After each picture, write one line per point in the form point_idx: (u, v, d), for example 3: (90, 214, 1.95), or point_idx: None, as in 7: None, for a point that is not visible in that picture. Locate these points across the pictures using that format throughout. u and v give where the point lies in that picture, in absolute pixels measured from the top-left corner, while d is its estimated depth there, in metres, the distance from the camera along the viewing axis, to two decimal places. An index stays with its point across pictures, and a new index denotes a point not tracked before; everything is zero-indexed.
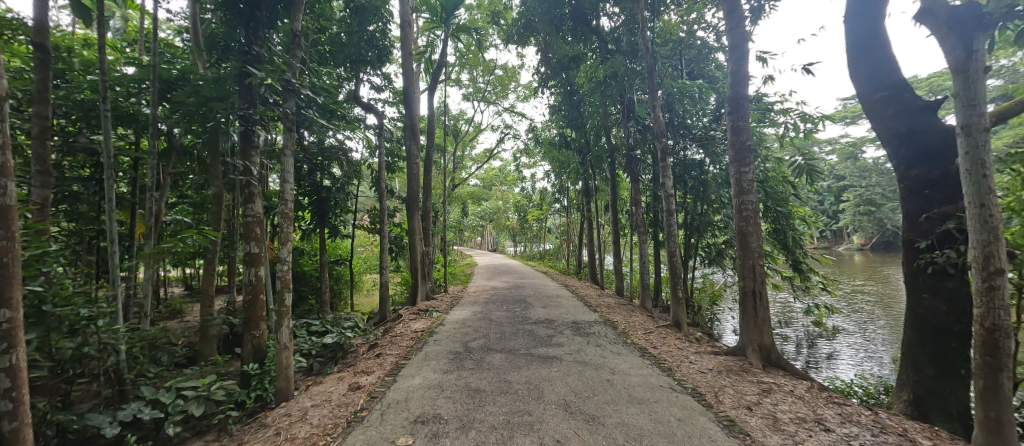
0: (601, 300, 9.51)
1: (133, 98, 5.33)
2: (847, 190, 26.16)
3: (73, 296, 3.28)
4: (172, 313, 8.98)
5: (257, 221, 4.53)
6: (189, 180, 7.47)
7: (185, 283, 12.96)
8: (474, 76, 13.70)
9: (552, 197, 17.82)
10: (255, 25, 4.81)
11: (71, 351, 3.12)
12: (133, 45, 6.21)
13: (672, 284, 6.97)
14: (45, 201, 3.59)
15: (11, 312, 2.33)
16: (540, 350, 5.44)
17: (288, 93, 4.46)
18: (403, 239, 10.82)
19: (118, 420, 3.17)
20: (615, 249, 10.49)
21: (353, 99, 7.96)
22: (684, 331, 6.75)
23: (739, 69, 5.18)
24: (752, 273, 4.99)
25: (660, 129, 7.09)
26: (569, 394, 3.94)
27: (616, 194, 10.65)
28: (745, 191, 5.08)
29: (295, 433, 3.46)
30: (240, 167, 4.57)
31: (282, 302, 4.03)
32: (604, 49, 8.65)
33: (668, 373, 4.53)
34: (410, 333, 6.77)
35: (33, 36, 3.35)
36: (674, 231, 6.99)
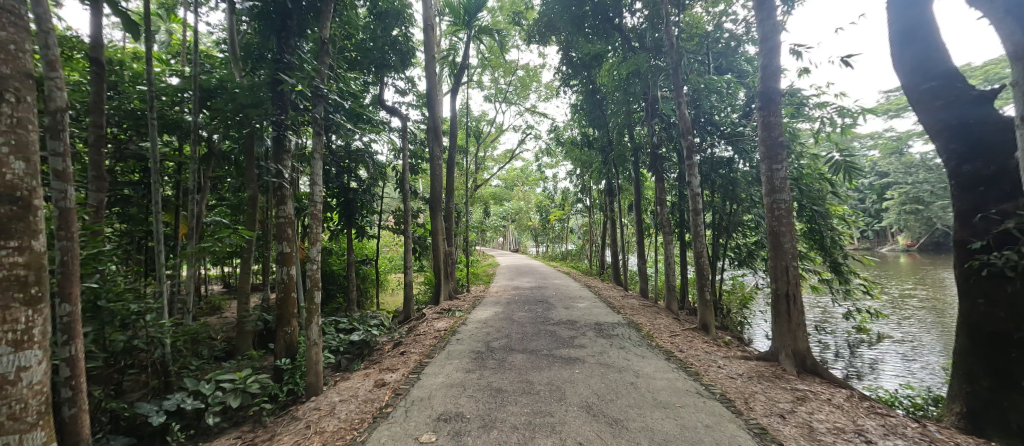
0: (625, 301, 9.35)
1: (177, 107, 5.66)
2: (891, 187, 24.62)
3: (125, 292, 3.48)
4: (211, 309, 9.46)
5: (287, 222, 4.71)
6: (226, 183, 7.86)
7: (223, 281, 13.65)
8: (496, 77, 13.79)
9: (575, 197, 17.69)
10: (287, 34, 5.04)
11: (124, 343, 3.35)
12: (176, 56, 6.60)
13: (699, 285, 6.77)
14: (100, 204, 3.82)
15: (71, 306, 2.49)
16: (562, 351, 5.40)
17: (317, 99, 4.60)
18: (426, 239, 11.00)
19: (161, 410, 3.35)
20: (639, 250, 10.28)
21: (378, 103, 8.15)
22: (712, 335, 6.54)
23: (770, 62, 4.96)
24: (786, 276, 4.77)
25: (686, 126, 6.91)
26: (592, 396, 3.89)
27: (640, 194, 10.44)
28: (777, 190, 4.87)
29: (324, 427, 3.55)
30: (273, 170, 4.76)
31: (312, 300, 4.15)
32: (627, 47, 8.52)
33: (694, 377, 4.40)
34: (433, 332, 6.86)
35: (89, 52, 3.62)
36: (701, 231, 6.79)
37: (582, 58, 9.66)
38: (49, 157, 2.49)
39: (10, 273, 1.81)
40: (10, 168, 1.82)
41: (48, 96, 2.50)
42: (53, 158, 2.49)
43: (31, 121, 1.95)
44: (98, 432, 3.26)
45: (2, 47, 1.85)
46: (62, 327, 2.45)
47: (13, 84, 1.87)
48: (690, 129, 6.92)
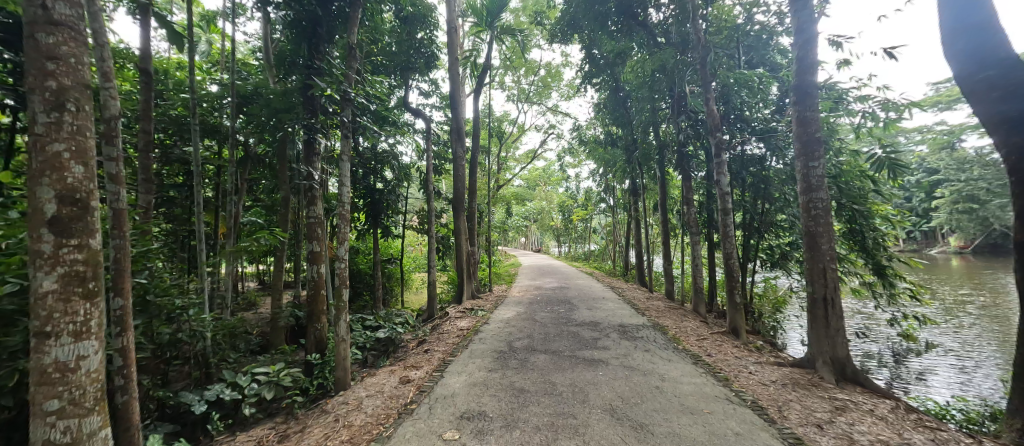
0: (649, 303, 9.17)
1: (216, 113, 5.97)
2: (941, 186, 23.01)
3: (170, 287, 3.70)
4: (247, 305, 9.92)
5: (317, 223, 4.87)
6: (261, 185, 8.24)
7: (258, 279, 14.30)
8: (519, 78, 13.83)
9: (597, 197, 17.49)
10: (317, 40, 5.23)
11: (169, 336, 3.56)
12: (215, 65, 6.97)
13: (729, 288, 6.56)
14: (149, 205, 4.07)
15: (123, 301, 2.66)
16: (585, 352, 5.35)
17: (345, 102, 4.74)
18: (449, 239, 11.15)
19: (203, 400, 3.55)
20: (665, 251, 10.05)
21: (403, 106, 8.32)
22: (742, 339, 6.33)
23: (806, 55, 4.75)
24: (824, 279, 4.55)
25: (715, 123, 6.72)
26: (616, 398, 3.84)
27: (665, 193, 10.21)
28: (814, 188, 4.65)
29: (352, 421, 3.66)
30: (305, 172, 4.95)
31: (341, 298, 4.28)
32: (652, 43, 8.34)
33: (724, 383, 4.27)
34: (456, 330, 6.94)
35: (139, 63, 3.86)
36: (730, 231, 6.57)
37: (606, 56, 9.54)
38: (104, 162, 2.69)
39: (70, 269, 1.96)
40: (70, 172, 1.97)
41: (103, 104, 2.71)
42: (108, 162, 2.68)
43: (89, 128, 2.10)
44: (146, 419, 3.48)
45: (64, 60, 2.00)
46: (116, 319, 2.63)
47: (73, 95, 2.01)
48: (719, 127, 6.72)
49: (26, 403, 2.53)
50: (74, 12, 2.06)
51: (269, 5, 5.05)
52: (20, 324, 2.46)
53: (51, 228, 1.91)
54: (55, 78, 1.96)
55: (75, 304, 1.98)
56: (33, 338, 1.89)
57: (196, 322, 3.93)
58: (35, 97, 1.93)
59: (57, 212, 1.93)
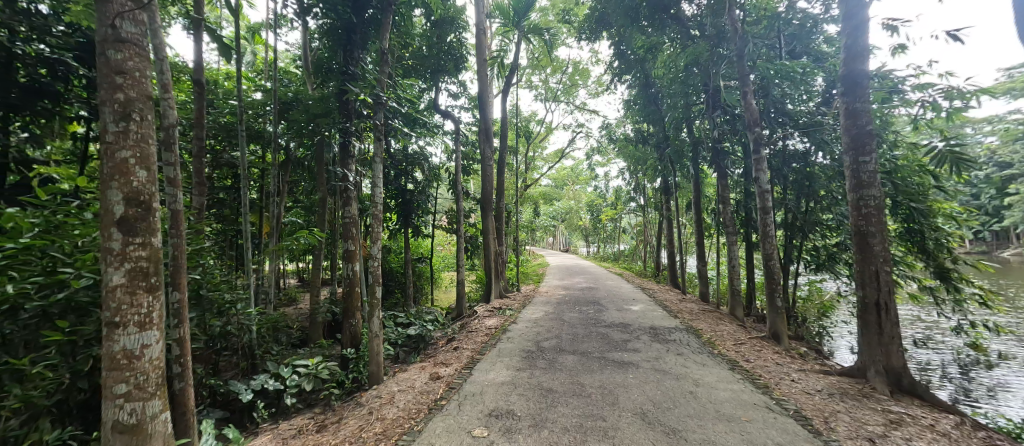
0: (683, 306, 8.89)
1: (261, 119, 6.35)
2: (1014, 182, 20.86)
3: (221, 283, 3.97)
4: (288, 301, 10.45)
5: (352, 222, 5.04)
6: (301, 187, 8.66)
7: (298, 276, 15.03)
8: (546, 77, 13.84)
9: (627, 196, 17.17)
10: (352, 46, 5.47)
11: (219, 329, 3.85)
12: (259, 73, 7.41)
13: (769, 290, 6.26)
14: (202, 206, 4.36)
15: (180, 294, 2.88)
16: (614, 354, 5.28)
17: (377, 106, 4.89)
18: (477, 238, 11.30)
19: (249, 389, 3.79)
20: (699, 251, 9.71)
21: (433, 107, 8.49)
22: (783, 344, 6.03)
23: (856, 42, 4.47)
24: (877, 282, 4.25)
25: (754, 118, 6.43)
26: (647, 402, 3.77)
27: (700, 192, 9.86)
28: (865, 184, 4.36)
29: (385, 414, 3.79)
30: (341, 174, 5.17)
31: (374, 295, 4.42)
32: (685, 36, 8.08)
33: (763, 390, 4.08)
34: (484, 329, 7.02)
35: (193, 75, 4.16)
36: (771, 231, 6.27)
37: (636, 52, 9.36)
38: (165, 167, 2.93)
39: (135, 265, 2.15)
40: (135, 177, 2.16)
41: (163, 114, 2.95)
42: (167, 167, 2.92)
43: (151, 136, 2.29)
44: (200, 405, 3.75)
45: (130, 73, 2.20)
46: (174, 311, 2.87)
47: (138, 105, 2.20)
48: (759, 121, 6.43)
49: (98, 387, 2.79)
50: (139, 30, 2.25)
51: (308, 15, 5.31)
52: (95, 315, 2.72)
53: (119, 228, 2.10)
54: (123, 90, 2.15)
55: (140, 297, 2.17)
56: (104, 327, 2.09)
57: (243, 316, 4.19)
58: (107, 109, 2.12)
59: (124, 213, 2.12)
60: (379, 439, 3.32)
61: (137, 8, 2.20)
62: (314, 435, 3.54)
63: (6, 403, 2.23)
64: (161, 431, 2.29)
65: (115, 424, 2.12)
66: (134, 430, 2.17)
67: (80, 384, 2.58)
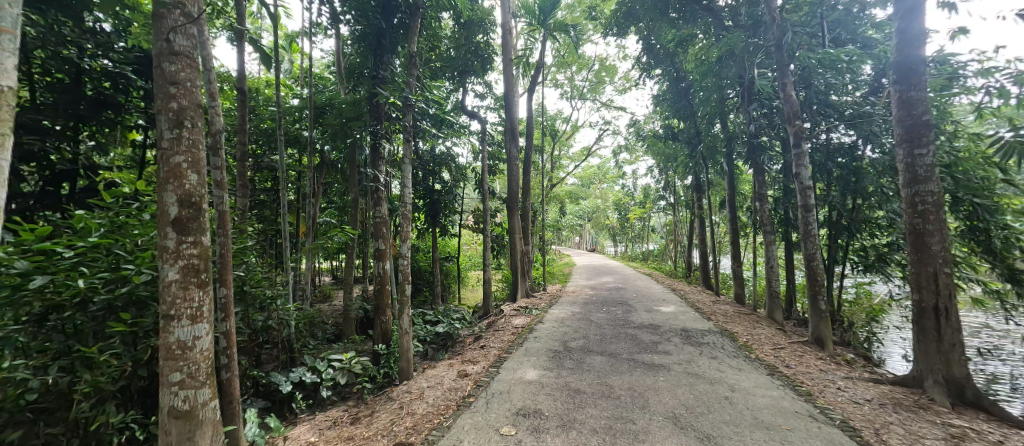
0: (717, 307, 8.58)
1: (297, 124, 6.64)
2: None
3: (263, 280, 4.19)
4: (323, 298, 10.89)
5: (382, 222, 5.16)
6: (334, 188, 9.00)
7: (332, 273, 15.65)
8: (572, 75, 13.74)
9: (656, 195, 16.76)
10: (381, 51, 5.64)
11: (261, 323, 4.07)
12: (296, 80, 7.76)
13: (811, 293, 5.94)
14: (245, 206, 4.61)
15: (226, 290, 3.05)
16: (644, 356, 5.17)
17: (406, 108, 5.01)
18: (504, 238, 11.36)
19: (288, 380, 3.99)
20: (733, 251, 9.35)
21: (459, 108, 8.60)
22: (827, 350, 5.70)
23: (910, 25, 4.15)
24: (935, 285, 3.94)
25: (794, 110, 6.10)
26: (679, 406, 3.67)
27: (734, 189, 9.48)
28: (921, 179, 4.05)
29: (415, 409, 3.87)
30: (371, 175, 5.32)
31: (404, 293, 4.52)
32: (719, 27, 7.77)
33: (806, 398, 3.88)
34: (511, 328, 7.05)
35: (237, 83, 4.40)
36: (813, 230, 5.94)
37: (666, 45, 9.12)
38: (212, 171, 3.11)
39: (188, 262, 2.30)
40: (187, 180, 2.31)
41: (211, 120, 3.14)
42: (215, 171, 3.10)
43: (201, 141, 2.44)
44: (245, 394, 3.98)
45: (183, 84, 2.35)
46: (221, 305, 3.05)
47: (190, 113, 2.36)
48: (799, 114, 6.11)
49: (156, 375, 3.01)
50: (190, 43, 2.40)
51: (339, 22, 5.50)
52: (152, 309, 2.93)
53: (173, 228, 2.26)
54: (176, 99, 2.31)
55: (192, 292, 2.32)
56: (161, 320, 2.26)
57: (283, 311, 4.40)
58: (163, 117, 2.29)
59: (178, 214, 2.28)
60: (410, 433, 3.40)
61: (187, 23, 2.35)
62: (349, 427, 3.68)
63: (78, 387, 2.44)
64: (211, 418, 2.44)
65: (171, 410, 2.29)
66: (187, 415, 2.32)
67: (140, 372, 2.80)
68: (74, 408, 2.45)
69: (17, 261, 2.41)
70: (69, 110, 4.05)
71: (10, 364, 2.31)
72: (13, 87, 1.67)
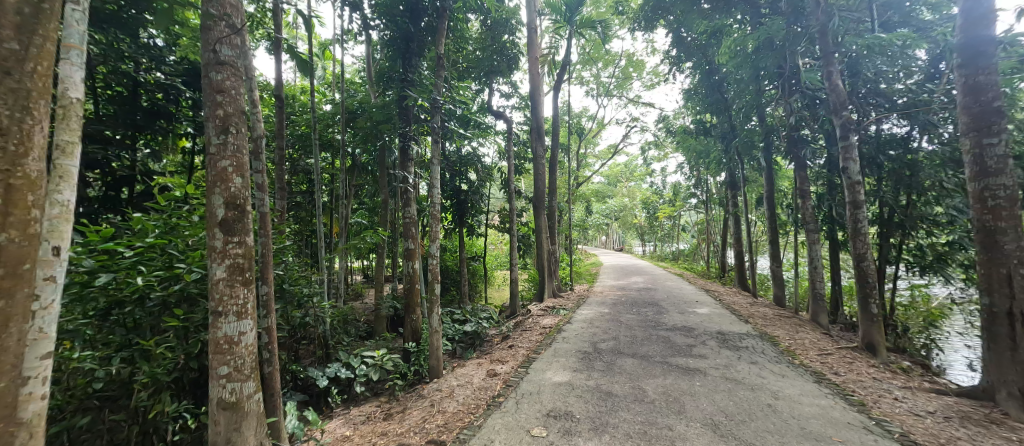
0: (755, 310, 8.21)
1: (330, 128, 6.88)
2: None
3: (300, 279, 4.35)
4: (355, 296, 11.24)
5: (411, 223, 5.25)
6: (364, 190, 9.26)
7: (363, 272, 16.18)
8: (598, 72, 13.53)
9: (687, 192, 16.25)
10: (410, 55, 5.76)
11: (299, 320, 4.25)
12: (329, 85, 8.05)
13: (861, 296, 5.57)
14: (284, 208, 4.82)
15: (267, 288, 3.19)
16: (677, 359, 5.02)
17: (434, 110, 5.07)
18: (530, 237, 11.35)
19: (325, 375, 4.11)
20: (772, 251, 8.92)
21: (485, 108, 8.65)
22: (880, 357, 5.32)
23: (977, 4, 3.80)
24: (1009, 288, 3.59)
25: (840, 100, 5.75)
26: (718, 413, 3.52)
27: (773, 186, 9.03)
28: (991, 172, 3.70)
29: (445, 407, 3.91)
30: (401, 176, 5.42)
31: (433, 292, 4.58)
32: (755, 16, 7.42)
33: (859, 408, 3.63)
34: (539, 328, 7.01)
35: (276, 91, 4.60)
36: (863, 228, 5.56)
37: (698, 37, 8.81)
38: (255, 174, 3.27)
39: (233, 261, 2.42)
40: (232, 183, 2.42)
41: (252, 126, 3.29)
42: (257, 174, 3.26)
43: (245, 146, 2.55)
44: (285, 387, 4.16)
45: (228, 92, 2.47)
46: (263, 302, 3.19)
47: (234, 120, 2.47)
48: (847, 104, 5.74)
49: (205, 367, 3.17)
50: (234, 53, 2.52)
51: (370, 28, 5.64)
52: (201, 305, 3.10)
53: (221, 229, 2.38)
54: (222, 107, 2.43)
55: (238, 290, 2.44)
56: (210, 315, 2.38)
57: (318, 308, 4.57)
58: (211, 124, 2.41)
59: (224, 216, 2.39)
60: (442, 431, 3.44)
61: (232, 34, 2.47)
62: (382, 423, 3.77)
63: (137, 377, 2.62)
64: (255, 410, 2.55)
65: (219, 401, 2.41)
66: (234, 407, 2.44)
67: (191, 365, 2.96)
68: (134, 397, 2.62)
69: (85, 260, 2.65)
70: (126, 121, 4.44)
71: (79, 354, 2.51)
72: (81, 99, 1.80)
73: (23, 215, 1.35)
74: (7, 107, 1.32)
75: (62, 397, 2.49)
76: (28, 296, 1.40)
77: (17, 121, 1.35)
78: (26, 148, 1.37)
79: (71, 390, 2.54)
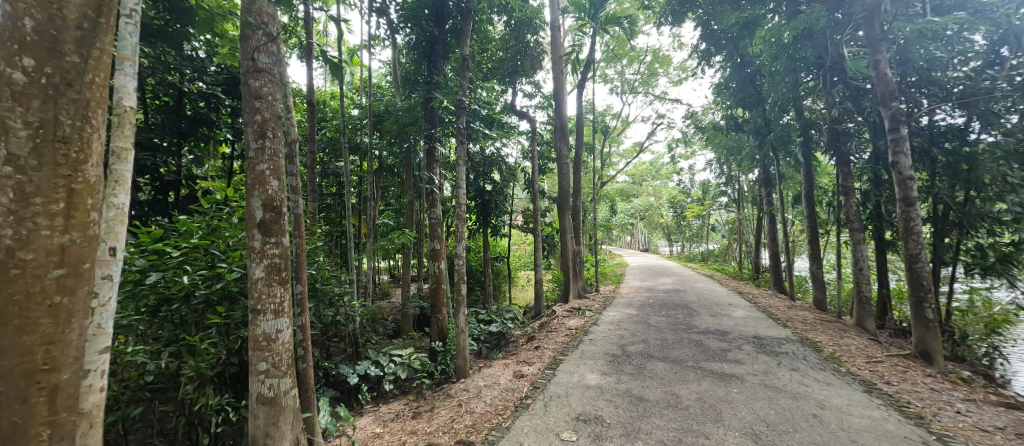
0: (793, 313, 7.82)
1: (358, 131, 7.05)
2: None
3: (331, 279, 4.47)
4: (382, 295, 11.50)
5: (437, 223, 5.30)
6: (391, 192, 9.45)
7: (389, 272, 16.56)
8: (622, 69, 13.29)
9: (718, 190, 15.69)
10: (434, 57, 5.81)
11: (330, 318, 4.38)
12: (356, 90, 8.26)
13: (914, 300, 5.19)
14: (315, 209, 4.97)
15: (301, 286, 3.29)
16: (711, 364, 4.83)
17: (460, 111, 5.09)
18: (554, 238, 11.28)
19: (355, 372, 4.24)
20: (811, 251, 8.47)
21: (509, 108, 8.66)
22: (937, 366, 4.94)
23: None
24: None
25: (889, 90, 5.39)
26: (758, 422, 3.37)
27: (812, 183, 8.58)
28: None
29: (473, 408, 3.92)
30: (426, 178, 5.49)
31: (459, 292, 4.59)
32: (792, 4, 7.06)
33: (917, 422, 3.37)
34: (564, 329, 6.94)
35: (308, 97, 4.75)
36: (916, 227, 5.18)
37: (729, 28, 8.47)
38: (289, 177, 3.38)
39: (271, 261, 2.51)
40: (270, 186, 2.51)
41: (287, 131, 3.41)
42: (291, 177, 3.37)
43: (280, 151, 2.64)
44: (318, 384, 4.30)
45: (265, 98, 2.56)
46: (297, 301, 3.28)
47: (271, 125, 2.56)
48: (896, 94, 5.38)
49: (245, 363, 3.30)
50: (271, 59, 2.61)
51: (396, 32, 5.75)
52: (241, 303, 3.23)
53: (260, 230, 2.47)
54: (260, 113, 2.53)
55: (275, 288, 2.52)
56: (250, 313, 2.48)
57: (348, 307, 4.69)
58: (250, 129, 2.51)
59: (263, 217, 2.49)
60: (470, 431, 3.44)
61: (269, 42, 2.57)
62: (411, 421, 3.82)
63: (184, 371, 2.75)
64: (291, 405, 2.63)
65: (259, 396, 2.51)
66: (272, 402, 2.53)
67: (232, 360, 3.09)
68: (181, 390, 2.76)
69: (137, 260, 2.83)
70: (173, 129, 4.73)
71: (133, 348, 2.66)
72: (135, 108, 1.90)
73: (83, 218, 1.41)
74: (68, 116, 1.38)
75: (118, 388, 2.65)
76: (88, 294, 1.47)
77: (77, 128, 1.41)
78: (86, 155, 1.43)
79: (125, 382, 2.71)
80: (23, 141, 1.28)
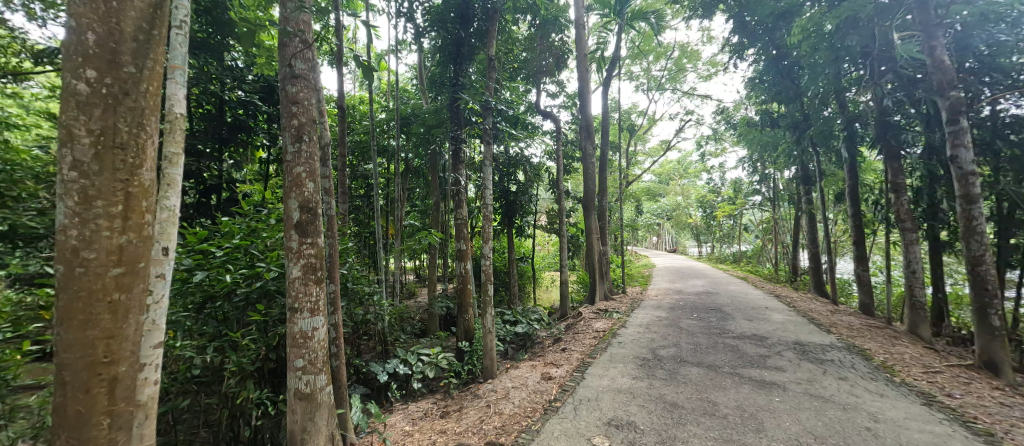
0: (837, 318, 7.38)
1: (386, 134, 7.20)
2: None
3: (361, 278, 4.57)
4: (409, 295, 11.70)
5: (463, 224, 5.32)
6: (417, 193, 9.60)
7: (415, 273, 16.83)
8: (648, 66, 12.98)
9: (751, 189, 15.03)
10: (460, 59, 5.85)
11: (360, 317, 4.48)
12: (383, 94, 8.45)
13: (977, 306, 4.78)
14: (346, 211, 5.10)
15: (334, 285, 3.37)
16: (748, 370, 4.63)
17: (486, 111, 5.08)
18: (579, 238, 11.13)
19: (385, 371, 4.34)
20: (856, 252, 7.97)
21: (533, 108, 8.62)
22: (1004, 378, 4.53)
23: None
24: None
25: (947, 79, 4.99)
26: (804, 433, 3.18)
27: (857, 180, 8.07)
28: None
29: (502, 409, 3.91)
30: (452, 179, 5.53)
31: (485, 293, 4.58)
32: None
33: (986, 439, 3.10)
34: (591, 331, 6.83)
35: (338, 102, 4.88)
36: (980, 227, 4.76)
37: (764, 19, 8.10)
38: (323, 180, 3.48)
39: (308, 261, 2.58)
40: (306, 187, 2.59)
41: (320, 135, 3.51)
42: (324, 180, 3.46)
43: (315, 154, 2.71)
44: (349, 380, 4.42)
45: (301, 103, 2.64)
46: (330, 300, 3.36)
47: (307, 129, 2.64)
48: (955, 83, 4.97)
49: (282, 359, 3.43)
50: (307, 66, 2.69)
51: (423, 36, 5.84)
52: (279, 300, 3.35)
53: (297, 230, 2.56)
54: (297, 117, 2.61)
55: (311, 288, 2.59)
56: (289, 311, 2.56)
57: (377, 307, 4.79)
58: (288, 133, 2.60)
59: (299, 218, 2.57)
60: (499, 433, 3.43)
61: (305, 48, 2.64)
62: (440, 420, 3.85)
63: (227, 365, 2.87)
64: (327, 401, 2.70)
65: (297, 391, 2.59)
66: (308, 397, 2.60)
67: (270, 356, 3.20)
68: (224, 384, 2.88)
69: (185, 259, 2.99)
70: (214, 135, 4.97)
71: (181, 343, 2.81)
72: (185, 114, 2.01)
73: (139, 220, 1.49)
74: (126, 123, 1.46)
75: (167, 381, 2.79)
76: (144, 292, 1.55)
77: (134, 135, 1.48)
78: (142, 160, 1.50)
79: (174, 374, 2.85)
80: (86, 148, 1.38)
